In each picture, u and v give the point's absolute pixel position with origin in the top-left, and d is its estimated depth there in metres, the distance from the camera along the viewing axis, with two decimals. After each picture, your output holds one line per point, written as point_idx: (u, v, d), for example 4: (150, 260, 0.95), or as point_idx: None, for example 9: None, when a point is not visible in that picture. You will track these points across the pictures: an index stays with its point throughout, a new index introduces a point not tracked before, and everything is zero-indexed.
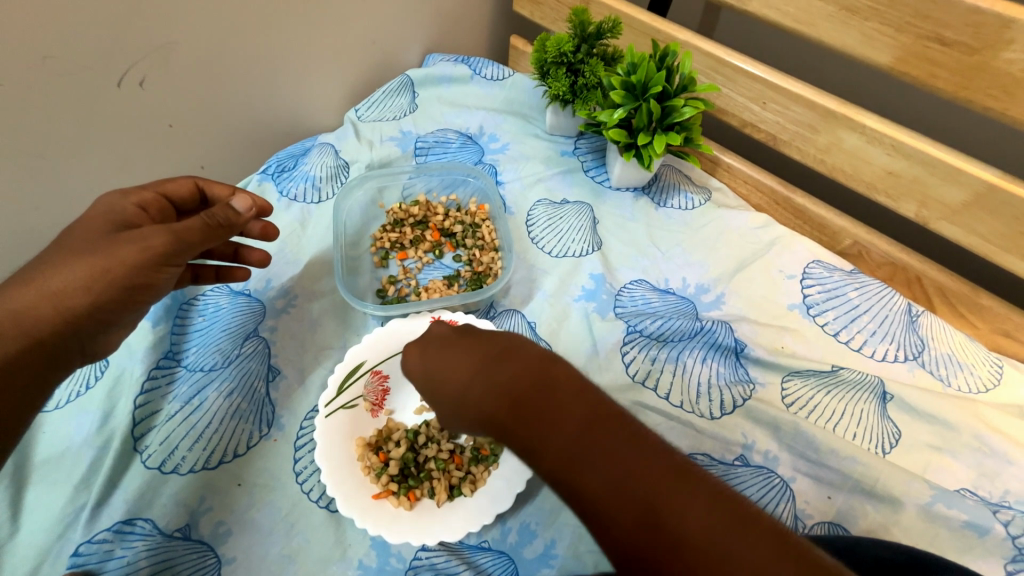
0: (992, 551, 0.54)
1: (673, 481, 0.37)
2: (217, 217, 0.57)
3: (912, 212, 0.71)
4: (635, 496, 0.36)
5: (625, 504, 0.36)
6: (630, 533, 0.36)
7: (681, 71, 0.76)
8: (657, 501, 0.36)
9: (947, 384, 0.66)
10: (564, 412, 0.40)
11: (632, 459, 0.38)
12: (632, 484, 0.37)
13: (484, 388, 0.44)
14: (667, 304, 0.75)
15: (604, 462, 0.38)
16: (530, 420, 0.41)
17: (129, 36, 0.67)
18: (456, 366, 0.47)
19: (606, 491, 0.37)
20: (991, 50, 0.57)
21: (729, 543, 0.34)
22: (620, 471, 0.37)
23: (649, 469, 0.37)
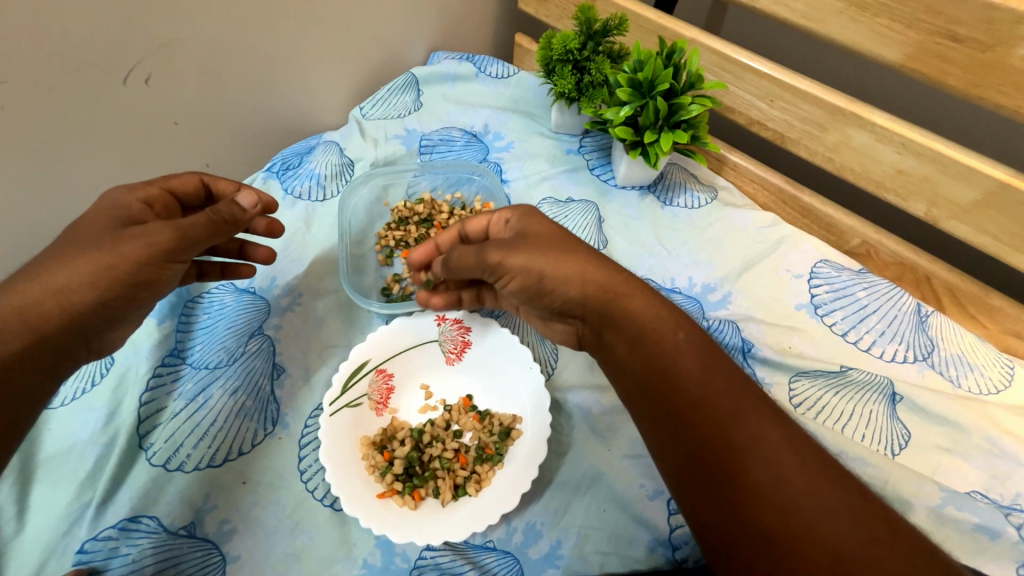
0: (1003, 554, 0.54)
1: (755, 401, 0.46)
2: (222, 213, 0.57)
3: (922, 211, 0.70)
4: (723, 404, 0.46)
5: (714, 409, 0.45)
6: (712, 432, 0.45)
7: (688, 68, 0.75)
8: (741, 412, 0.45)
9: (957, 385, 0.65)
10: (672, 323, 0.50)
11: (724, 374, 0.47)
12: (723, 397, 0.46)
13: (601, 274, 0.52)
14: (673, 303, 0.74)
15: (701, 371, 0.47)
16: (636, 318, 0.50)
17: (134, 32, 0.67)
18: (572, 246, 0.53)
19: (700, 396, 0.46)
20: (1004, 47, 0.56)
21: (792, 451, 0.44)
22: (716, 381, 0.47)
23: (730, 386, 0.47)
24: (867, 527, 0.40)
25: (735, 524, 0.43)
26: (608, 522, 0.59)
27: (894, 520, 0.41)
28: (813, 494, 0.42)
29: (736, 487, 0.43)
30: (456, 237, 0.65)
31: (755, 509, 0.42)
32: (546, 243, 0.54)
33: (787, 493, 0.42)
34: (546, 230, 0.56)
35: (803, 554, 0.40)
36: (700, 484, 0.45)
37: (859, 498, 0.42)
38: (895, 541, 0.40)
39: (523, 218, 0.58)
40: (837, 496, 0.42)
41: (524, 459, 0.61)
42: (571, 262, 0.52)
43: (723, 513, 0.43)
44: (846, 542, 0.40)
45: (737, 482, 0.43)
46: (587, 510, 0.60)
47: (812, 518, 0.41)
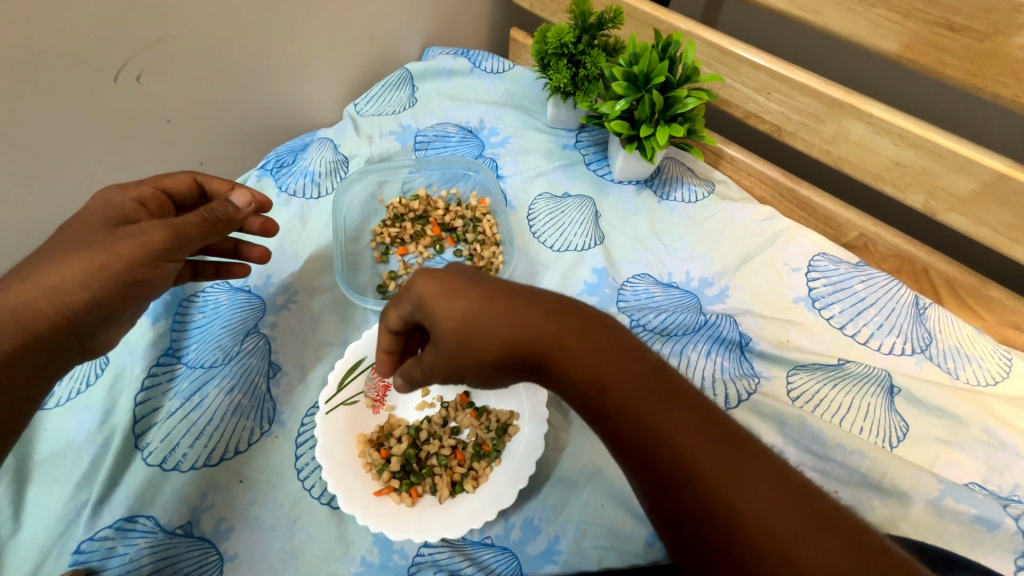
0: (1002, 546, 0.53)
1: (722, 444, 0.38)
2: (216, 212, 0.56)
3: (919, 203, 0.70)
4: (679, 450, 0.38)
5: (671, 460, 0.38)
6: (668, 484, 0.38)
7: (684, 61, 0.75)
8: (700, 454, 0.37)
9: (956, 377, 0.65)
10: (620, 363, 0.42)
11: (682, 409, 0.39)
12: (681, 442, 0.38)
13: (521, 329, 0.44)
14: (670, 298, 0.74)
15: (654, 416, 0.39)
16: (577, 365, 0.43)
17: (125, 29, 0.66)
18: (472, 303, 0.45)
19: (655, 448, 0.39)
20: (1002, 36, 0.56)
21: (768, 499, 0.35)
22: (682, 418, 0.39)
23: (700, 421, 0.39)
24: (861, 572, 0.32)
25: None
26: (606, 518, 0.59)
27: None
28: (797, 547, 0.34)
29: (710, 547, 0.36)
30: (393, 338, 0.53)
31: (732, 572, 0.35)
32: (450, 332, 0.46)
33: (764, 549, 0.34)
34: (443, 283, 0.47)
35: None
36: (678, 544, 0.38)
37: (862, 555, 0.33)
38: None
39: (421, 315, 0.47)
40: (826, 546, 0.33)
41: (521, 454, 0.61)
42: (483, 334, 0.45)
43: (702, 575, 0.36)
44: None
45: (709, 544, 0.36)
46: (585, 506, 0.59)
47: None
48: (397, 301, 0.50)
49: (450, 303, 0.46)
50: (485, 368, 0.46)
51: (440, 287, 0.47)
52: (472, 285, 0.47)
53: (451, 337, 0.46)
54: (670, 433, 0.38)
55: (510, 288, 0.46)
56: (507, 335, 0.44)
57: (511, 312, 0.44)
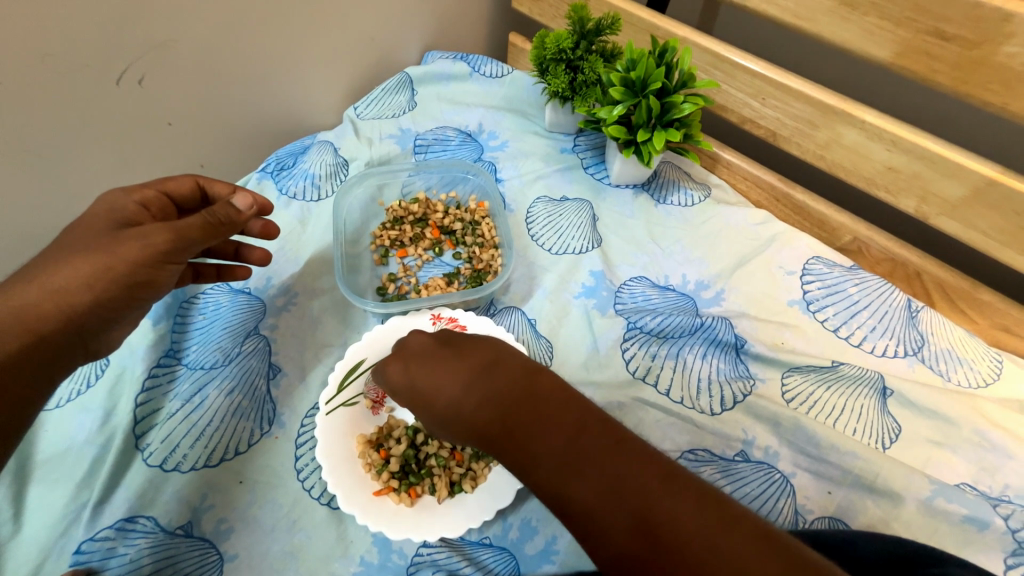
0: (992, 545, 0.54)
1: (657, 483, 0.40)
2: (218, 215, 0.56)
3: (911, 208, 0.71)
4: (613, 496, 0.40)
5: (609, 511, 0.40)
6: (611, 532, 0.39)
7: (680, 67, 0.76)
8: (632, 498, 0.39)
9: (947, 379, 0.66)
10: (556, 422, 0.45)
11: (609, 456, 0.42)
12: (613, 488, 0.40)
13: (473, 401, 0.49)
14: (667, 301, 0.75)
15: (587, 469, 0.42)
16: (517, 431, 0.46)
17: (127, 34, 0.67)
18: (434, 384, 0.52)
19: (595, 501, 0.40)
20: (991, 44, 0.57)
21: (706, 532, 0.36)
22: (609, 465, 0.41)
23: (627, 464, 0.41)
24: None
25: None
26: None
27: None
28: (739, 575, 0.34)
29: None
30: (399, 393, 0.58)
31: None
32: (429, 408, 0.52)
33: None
34: (405, 370, 0.55)
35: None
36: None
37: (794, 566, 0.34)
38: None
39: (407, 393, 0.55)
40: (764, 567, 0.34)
41: None
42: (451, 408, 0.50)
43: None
44: None
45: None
46: None
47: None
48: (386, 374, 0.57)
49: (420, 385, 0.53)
50: (459, 441, 0.51)
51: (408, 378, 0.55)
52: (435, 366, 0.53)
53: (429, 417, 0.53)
54: (602, 483, 0.41)
55: (462, 362, 0.53)
56: (462, 410, 0.49)
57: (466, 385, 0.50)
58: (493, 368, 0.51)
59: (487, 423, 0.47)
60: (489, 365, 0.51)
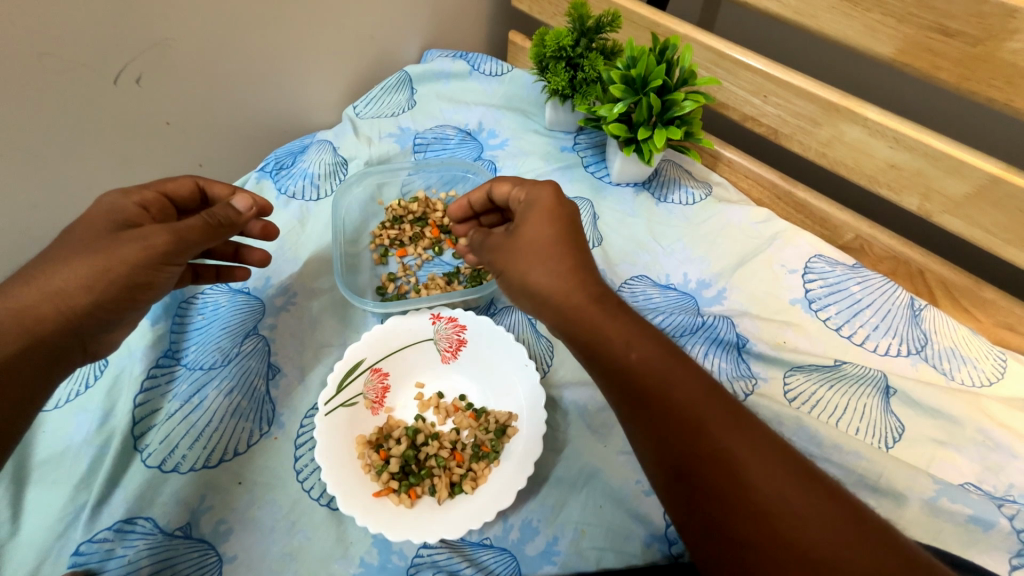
0: (997, 545, 0.54)
1: (729, 413, 0.45)
2: (217, 216, 0.57)
3: (914, 205, 0.70)
4: (686, 412, 0.45)
5: (684, 421, 0.45)
6: (682, 435, 0.44)
7: (682, 64, 0.75)
8: (705, 418, 0.45)
9: (950, 378, 0.66)
10: (645, 339, 0.49)
11: (689, 378, 0.47)
12: (691, 407, 0.45)
13: (573, 289, 0.51)
14: (669, 300, 0.74)
15: (670, 384, 0.46)
16: (605, 328, 0.49)
17: (125, 32, 0.67)
18: (551, 254, 0.53)
19: (671, 410, 0.45)
20: (995, 40, 0.56)
21: (768, 463, 0.43)
22: (686, 387, 0.46)
23: (707, 393, 0.46)
24: (828, 510, 0.40)
25: (707, 533, 0.42)
26: (605, 519, 0.59)
27: (866, 523, 0.40)
28: (789, 501, 0.41)
29: (709, 500, 0.42)
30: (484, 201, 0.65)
31: (725, 519, 0.42)
32: (531, 248, 0.53)
33: (761, 501, 0.41)
34: (546, 223, 0.54)
35: (776, 560, 0.39)
36: (675, 496, 0.45)
37: (834, 502, 0.41)
38: (856, 533, 0.39)
39: (525, 208, 0.57)
40: (811, 499, 0.41)
41: (520, 455, 0.61)
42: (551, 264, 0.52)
43: (700, 526, 0.43)
44: (817, 544, 0.39)
45: (707, 498, 0.43)
46: (584, 507, 0.60)
47: (785, 527, 0.40)
48: (519, 183, 0.60)
49: (538, 235, 0.54)
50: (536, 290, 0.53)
51: (535, 228, 0.54)
52: (563, 228, 0.54)
53: (521, 264, 0.53)
54: (682, 398, 0.46)
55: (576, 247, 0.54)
56: (567, 294, 0.51)
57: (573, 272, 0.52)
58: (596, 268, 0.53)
59: (581, 307, 0.50)
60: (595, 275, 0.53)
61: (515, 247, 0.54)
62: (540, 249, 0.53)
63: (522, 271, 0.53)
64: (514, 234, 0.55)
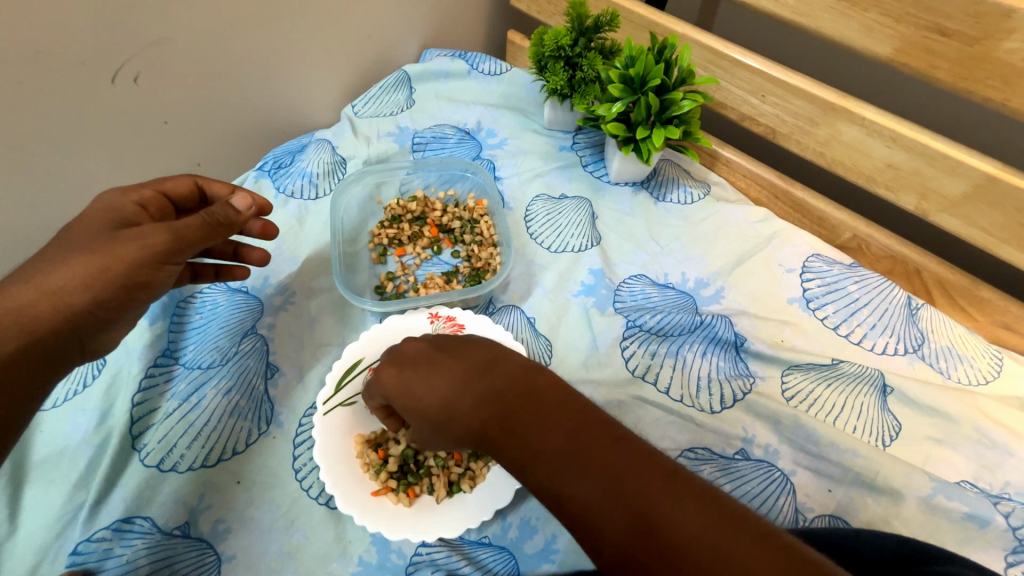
0: (993, 542, 0.54)
1: (655, 484, 0.39)
2: (217, 216, 0.56)
3: (911, 205, 0.70)
4: (613, 508, 0.39)
5: (613, 517, 0.39)
6: (614, 532, 0.39)
7: (680, 64, 0.75)
8: (629, 506, 0.39)
9: (947, 376, 0.66)
10: (551, 424, 0.44)
11: (607, 454, 0.41)
12: (614, 498, 0.39)
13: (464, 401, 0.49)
14: (666, 299, 0.74)
15: (585, 475, 0.41)
16: (513, 438, 0.45)
17: (122, 31, 0.67)
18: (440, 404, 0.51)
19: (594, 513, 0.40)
20: (991, 40, 0.56)
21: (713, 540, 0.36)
22: (603, 473, 0.41)
23: (626, 467, 0.40)
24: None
25: None
26: None
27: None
28: None
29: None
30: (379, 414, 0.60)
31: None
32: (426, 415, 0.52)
33: None
34: (398, 372, 0.54)
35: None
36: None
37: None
38: None
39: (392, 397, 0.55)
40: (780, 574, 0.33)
41: None
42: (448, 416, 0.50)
43: None
44: None
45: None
46: None
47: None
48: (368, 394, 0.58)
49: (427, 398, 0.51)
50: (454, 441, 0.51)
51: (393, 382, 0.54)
52: (436, 374, 0.52)
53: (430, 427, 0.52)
54: (601, 488, 0.40)
55: (453, 362, 0.53)
56: (459, 415, 0.49)
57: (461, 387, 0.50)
58: (489, 368, 0.51)
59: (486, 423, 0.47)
60: (484, 370, 0.51)
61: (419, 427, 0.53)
62: (434, 414, 0.51)
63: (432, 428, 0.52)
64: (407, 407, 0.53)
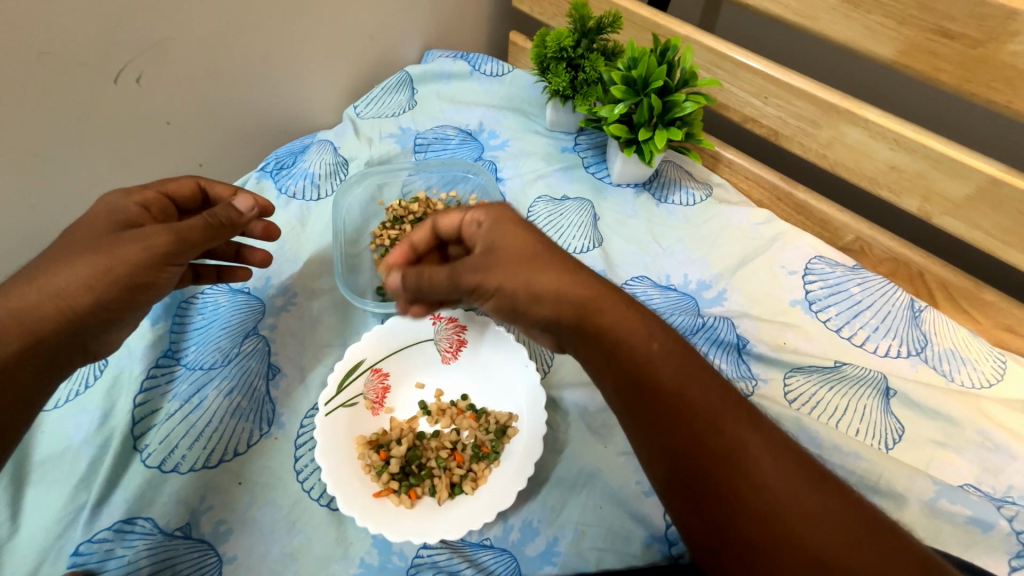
0: (997, 546, 0.54)
1: (737, 411, 0.45)
2: (219, 217, 0.57)
3: (914, 207, 0.70)
4: (699, 416, 0.44)
5: (694, 423, 0.44)
6: (690, 434, 0.44)
7: (683, 65, 0.75)
8: (715, 422, 0.44)
9: (950, 379, 0.66)
10: (653, 334, 0.48)
11: (699, 376, 0.46)
12: (702, 410, 0.44)
13: (583, 286, 0.49)
14: (669, 300, 0.74)
15: (680, 384, 0.45)
16: (611, 333, 0.48)
17: (126, 32, 0.67)
18: (551, 263, 0.49)
19: (688, 413, 0.44)
20: (995, 42, 0.56)
21: (777, 465, 0.42)
22: (697, 385, 0.46)
23: (715, 394, 0.45)
24: (837, 505, 0.41)
25: (721, 539, 0.42)
26: (605, 519, 0.59)
27: (875, 522, 0.41)
28: (802, 508, 0.40)
29: (725, 505, 0.42)
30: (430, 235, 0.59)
31: (737, 521, 0.41)
32: (516, 262, 0.49)
33: (771, 500, 0.41)
34: (519, 231, 0.51)
35: (793, 565, 0.39)
36: (681, 501, 0.44)
37: (847, 504, 0.41)
38: (875, 536, 0.40)
39: (489, 227, 0.52)
40: (823, 501, 0.41)
41: (520, 457, 0.61)
42: (547, 280, 0.48)
43: (714, 529, 0.42)
44: (828, 546, 0.39)
45: (720, 499, 0.42)
46: (584, 508, 0.60)
47: (793, 536, 0.40)
48: (469, 210, 0.55)
49: (530, 253, 0.49)
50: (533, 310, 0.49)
51: (518, 241, 0.50)
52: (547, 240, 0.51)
53: (515, 278, 0.49)
54: (693, 399, 0.45)
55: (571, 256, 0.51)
56: (569, 293, 0.48)
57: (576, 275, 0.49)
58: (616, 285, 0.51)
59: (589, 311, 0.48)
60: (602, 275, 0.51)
61: (498, 266, 0.49)
62: (525, 271, 0.49)
63: (516, 287, 0.49)
64: (495, 251, 0.50)
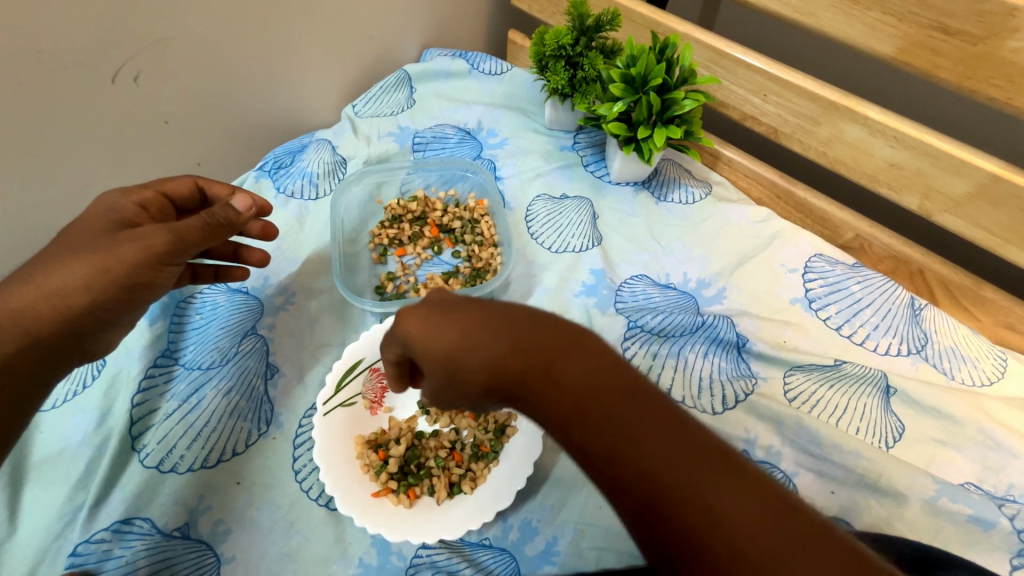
0: (997, 545, 0.54)
1: (705, 472, 0.35)
2: (217, 216, 0.56)
3: (915, 205, 0.70)
4: (655, 484, 0.35)
5: (648, 493, 0.35)
6: (647, 509, 0.35)
7: (682, 63, 0.75)
8: (674, 487, 0.35)
9: (951, 377, 0.65)
10: (593, 393, 0.38)
11: (654, 431, 0.37)
12: (660, 479, 0.35)
13: (509, 355, 0.41)
14: (668, 299, 0.74)
15: (631, 449, 0.36)
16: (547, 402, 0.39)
17: (122, 31, 0.66)
18: (464, 344, 0.42)
19: (636, 488, 0.36)
20: (995, 38, 0.56)
21: (762, 530, 0.33)
22: (649, 446, 0.36)
23: (675, 452, 0.36)
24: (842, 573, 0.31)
25: None
26: (605, 518, 0.59)
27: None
28: None
29: None
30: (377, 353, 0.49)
31: None
32: (434, 357, 0.43)
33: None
34: (422, 319, 0.44)
35: None
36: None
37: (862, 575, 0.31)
38: None
39: (403, 347, 0.45)
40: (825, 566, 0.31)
41: (519, 455, 0.61)
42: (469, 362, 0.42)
43: None
44: None
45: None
46: (584, 507, 0.60)
47: None
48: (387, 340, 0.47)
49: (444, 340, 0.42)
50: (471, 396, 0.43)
51: (423, 331, 0.43)
52: (465, 317, 0.43)
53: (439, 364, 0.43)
54: (646, 466, 0.36)
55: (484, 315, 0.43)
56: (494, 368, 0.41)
57: (498, 342, 0.41)
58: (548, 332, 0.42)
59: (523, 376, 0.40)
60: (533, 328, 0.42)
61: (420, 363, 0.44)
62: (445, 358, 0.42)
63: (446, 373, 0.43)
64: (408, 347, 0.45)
